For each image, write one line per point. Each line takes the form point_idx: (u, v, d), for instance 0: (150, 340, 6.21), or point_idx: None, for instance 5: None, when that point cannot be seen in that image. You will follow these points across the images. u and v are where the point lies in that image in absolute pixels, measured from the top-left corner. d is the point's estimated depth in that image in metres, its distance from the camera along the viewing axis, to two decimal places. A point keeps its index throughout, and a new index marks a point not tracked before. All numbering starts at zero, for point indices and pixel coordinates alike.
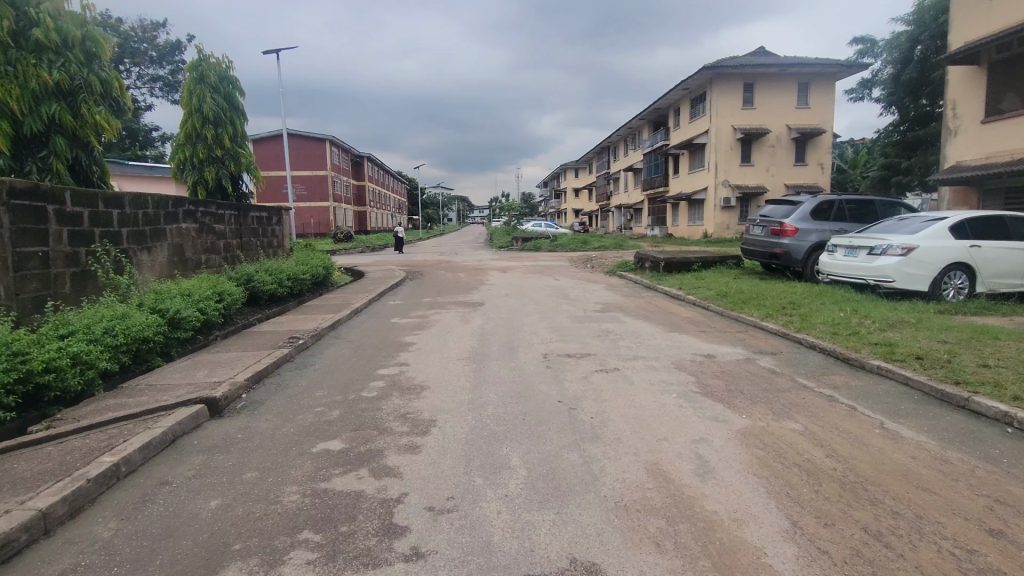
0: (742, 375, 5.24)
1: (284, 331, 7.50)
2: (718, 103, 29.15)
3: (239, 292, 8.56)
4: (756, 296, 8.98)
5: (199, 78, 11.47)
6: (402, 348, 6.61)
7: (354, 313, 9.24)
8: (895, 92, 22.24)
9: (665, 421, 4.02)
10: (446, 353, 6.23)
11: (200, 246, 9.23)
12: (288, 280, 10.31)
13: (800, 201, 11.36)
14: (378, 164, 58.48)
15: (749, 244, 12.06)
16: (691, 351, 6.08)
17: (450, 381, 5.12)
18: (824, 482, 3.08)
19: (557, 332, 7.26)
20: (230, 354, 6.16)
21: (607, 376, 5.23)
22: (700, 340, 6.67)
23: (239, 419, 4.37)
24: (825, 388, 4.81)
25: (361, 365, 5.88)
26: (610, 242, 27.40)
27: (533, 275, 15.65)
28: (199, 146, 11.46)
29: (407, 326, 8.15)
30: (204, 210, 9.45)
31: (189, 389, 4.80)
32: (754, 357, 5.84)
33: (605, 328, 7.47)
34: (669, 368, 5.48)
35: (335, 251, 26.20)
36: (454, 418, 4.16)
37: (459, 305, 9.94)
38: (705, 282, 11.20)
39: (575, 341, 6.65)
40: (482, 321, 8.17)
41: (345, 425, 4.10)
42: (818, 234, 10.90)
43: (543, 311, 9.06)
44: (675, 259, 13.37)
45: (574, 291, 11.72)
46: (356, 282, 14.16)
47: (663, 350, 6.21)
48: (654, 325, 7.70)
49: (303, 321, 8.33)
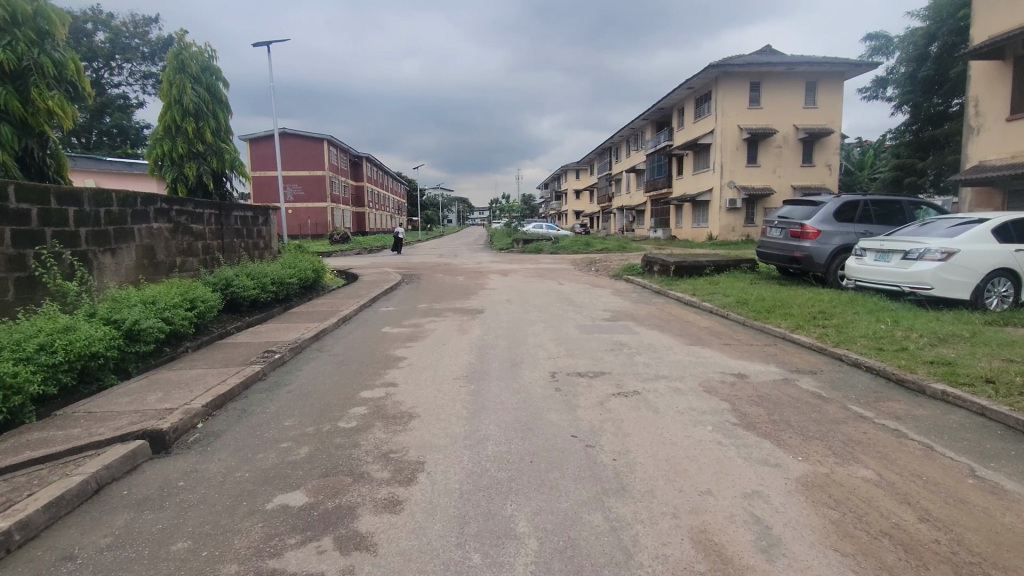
0: (784, 401, 4.48)
1: (260, 343, 6.74)
2: (723, 102, 28.45)
3: (214, 298, 7.83)
4: (780, 303, 8.27)
5: (179, 67, 10.82)
6: (390, 364, 5.85)
7: (342, 321, 8.48)
8: (913, 90, 21.55)
9: (705, 465, 3.28)
10: (440, 370, 5.47)
11: (174, 248, 8.50)
12: (272, 284, 9.56)
13: (821, 200, 10.61)
14: (377, 164, 57.81)
15: (765, 247, 11.33)
16: (720, 370, 5.32)
17: (442, 409, 4.37)
18: (929, 564, 2.34)
19: (565, 345, 6.50)
20: (195, 371, 5.40)
21: (626, 403, 4.46)
22: (726, 356, 5.93)
23: (187, 459, 3.62)
24: (886, 419, 4.05)
25: (342, 385, 5.13)
26: (613, 244, 26.69)
27: (535, 279, 14.90)
28: (179, 140, 10.75)
29: (399, 337, 7.40)
30: (179, 209, 8.71)
31: (133, 418, 4.06)
32: (793, 378, 5.09)
33: (618, 341, 6.72)
34: (697, 391, 4.73)
35: (331, 252, 25.43)
36: (446, 460, 3.42)
37: (456, 313, 9.18)
38: (720, 288, 10.46)
39: (587, 357, 5.88)
40: (481, 332, 7.42)
41: (312, 469, 3.36)
42: (841, 236, 10.16)
43: (549, 320, 8.30)
44: (687, 262, 12.63)
45: (580, 297, 10.96)
46: (350, 286, 13.42)
47: (687, 367, 5.46)
48: (673, 337, 6.94)
49: (285, 330, 7.58)
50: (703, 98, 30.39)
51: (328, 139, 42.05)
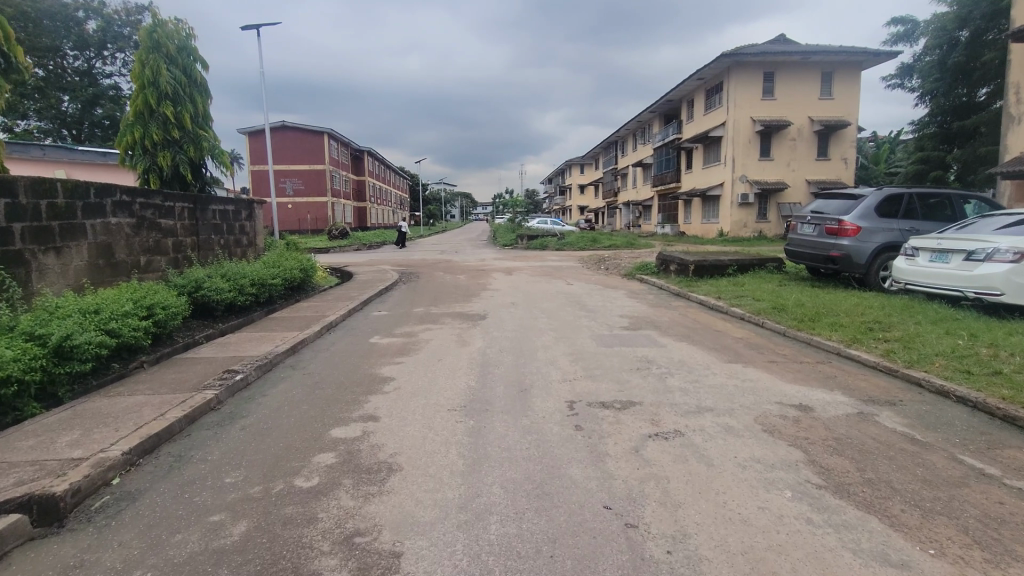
0: (872, 447, 3.46)
1: (224, 358, 5.76)
2: (735, 94, 27.34)
3: (179, 303, 6.88)
4: (823, 310, 7.27)
5: (153, 47, 9.85)
6: (373, 388, 4.86)
7: (327, 329, 7.49)
8: (941, 78, 20.47)
9: (802, 567, 2.28)
10: (432, 399, 4.48)
11: (137, 245, 7.53)
12: (251, 286, 8.60)
13: (860, 194, 9.56)
14: (379, 157, 56.63)
15: (797, 244, 10.30)
16: (775, 400, 4.31)
17: (432, 458, 3.36)
18: None
19: (582, 363, 5.50)
20: (133, 398, 4.42)
21: (669, 450, 3.45)
22: (776, 378, 4.93)
23: (77, 541, 2.63)
24: (1019, 479, 3.05)
25: (311, 420, 4.13)
26: (621, 241, 25.64)
27: (541, 278, 13.89)
28: (153, 127, 9.75)
29: (388, 349, 6.41)
30: (144, 202, 7.76)
31: (25, 473, 3.09)
32: (869, 412, 4.08)
33: (644, 357, 5.72)
34: (756, 433, 3.71)
35: (328, 250, 24.51)
36: (430, 553, 2.41)
37: (455, 319, 8.19)
38: (748, 290, 9.48)
39: (609, 381, 4.87)
40: (483, 345, 6.41)
41: (243, 566, 2.38)
42: (884, 233, 9.12)
43: (560, 329, 7.29)
44: (708, 261, 11.56)
45: (592, 300, 9.95)
46: (342, 286, 12.44)
47: (733, 395, 4.44)
48: (706, 353, 5.93)
49: (257, 341, 6.60)
50: (714, 89, 29.27)
51: (328, 132, 40.96)
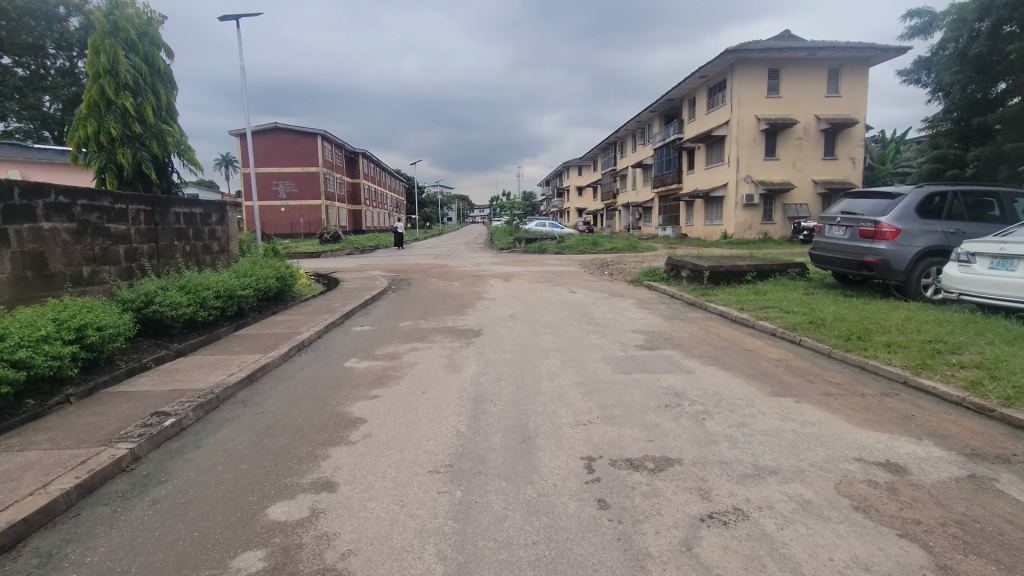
0: (1019, 541, 2.47)
1: (163, 391, 4.74)
2: (740, 91, 26.39)
3: (121, 321, 5.86)
4: (871, 326, 6.27)
5: (111, 31, 8.84)
6: (337, 436, 3.85)
7: (297, 350, 6.50)
8: (960, 71, 19.41)
9: None
10: (409, 455, 3.47)
11: (78, 254, 6.53)
12: (215, 299, 7.59)
13: (896, 192, 8.59)
14: (374, 159, 55.72)
15: (824, 248, 9.32)
16: (854, 456, 3.32)
17: (400, 566, 2.35)
18: None
19: (597, 398, 4.51)
20: (20, 456, 3.39)
21: (732, 547, 2.45)
22: (842, 420, 3.95)
23: None
24: None
25: (246, 489, 3.12)
26: (622, 243, 24.82)
27: (541, 285, 12.88)
28: (109, 120, 8.73)
29: (365, 376, 5.42)
30: (89, 204, 6.75)
31: None
32: (985, 475, 3.08)
33: (670, 389, 4.71)
34: (846, 514, 2.72)
35: (319, 255, 23.54)
36: None
37: (446, 336, 7.18)
38: (773, 300, 8.52)
39: (634, 425, 3.87)
40: (477, 371, 5.44)
41: None
42: (925, 236, 8.16)
43: (566, 348, 6.32)
44: (724, 267, 10.49)
45: (600, 311, 8.97)
46: (326, 295, 11.47)
47: (796, 448, 3.45)
48: (744, 383, 4.92)
49: (209, 367, 5.58)
50: (717, 87, 28.31)
51: (321, 134, 39.90)
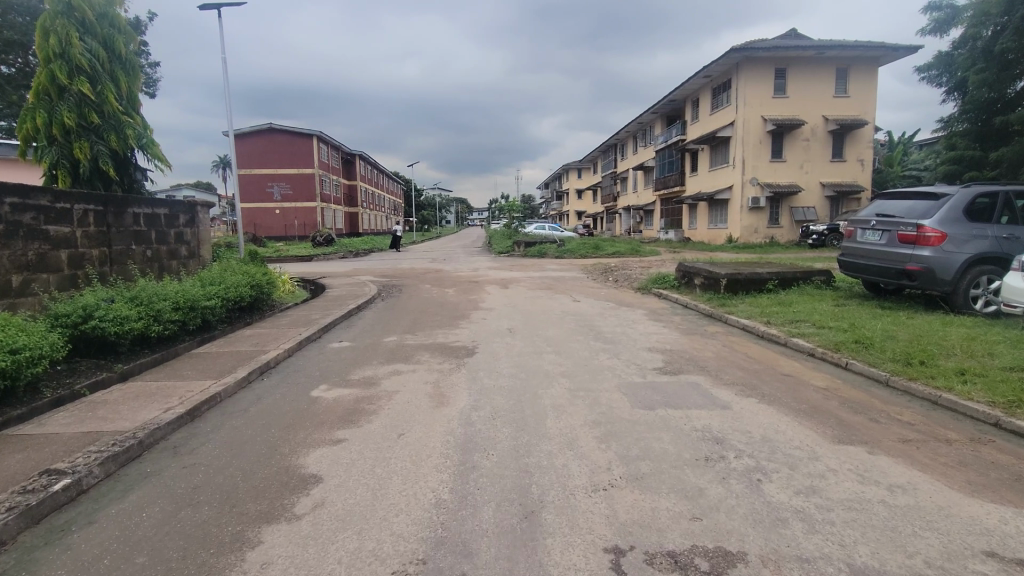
0: None
1: (75, 434, 3.80)
2: (745, 90, 25.51)
3: (47, 340, 4.93)
4: (930, 348, 5.33)
5: (65, 11, 7.91)
6: (280, 506, 2.91)
7: (258, 373, 5.56)
8: (985, 69, 18.35)
9: None
10: (369, 544, 2.53)
11: (5, 261, 5.60)
12: (172, 312, 6.65)
13: (941, 192, 7.66)
14: (371, 162, 54.74)
15: (856, 254, 8.38)
16: (985, 551, 2.38)
17: None
18: None
19: (618, 446, 3.57)
20: None
21: None
22: (941, 484, 3.01)
23: None
24: None
25: None
26: (623, 247, 23.95)
27: (543, 292, 11.96)
28: (62, 110, 7.81)
29: (332, 409, 4.48)
30: (21, 202, 5.83)
31: None
32: None
33: (707, 433, 3.77)
34: None
35: (310, 258, 22.54)
36: None
37: (434, 355, 6.23)
38: (801, 312, 7.61)
39: (670, 492, 2.93)
40: (466, 403, 4.50)
41: None
42: (975, 241, 7.25)
43: (574, 372, 5.40)
44: (742, 275, 9.56)
45: (608, 324, 8.04)
46: (307, 304, 10.53)
47: (902, 535, 2.51)
48: (797, 423, 3.98)
49: (144, 398, 4.62)
50: (722, 86, 27.44)
51: (316, 135, 38.97)
